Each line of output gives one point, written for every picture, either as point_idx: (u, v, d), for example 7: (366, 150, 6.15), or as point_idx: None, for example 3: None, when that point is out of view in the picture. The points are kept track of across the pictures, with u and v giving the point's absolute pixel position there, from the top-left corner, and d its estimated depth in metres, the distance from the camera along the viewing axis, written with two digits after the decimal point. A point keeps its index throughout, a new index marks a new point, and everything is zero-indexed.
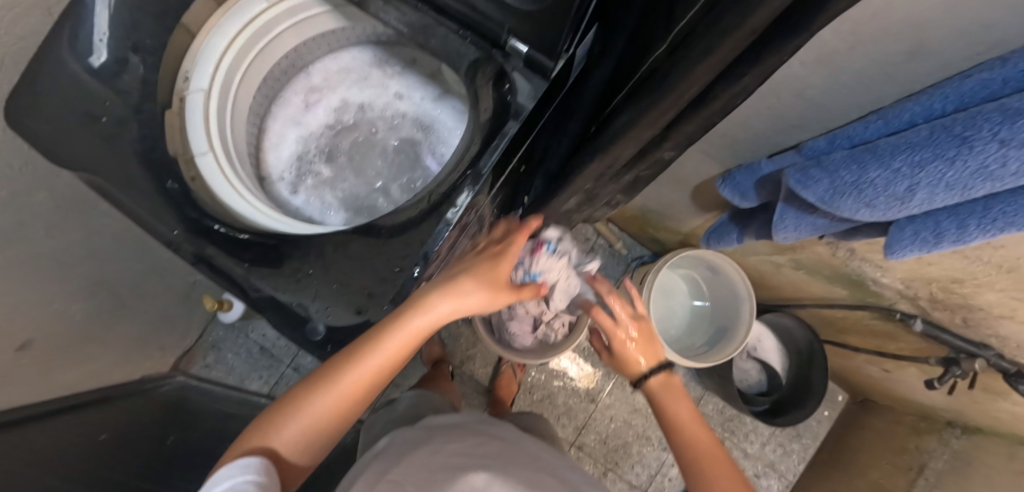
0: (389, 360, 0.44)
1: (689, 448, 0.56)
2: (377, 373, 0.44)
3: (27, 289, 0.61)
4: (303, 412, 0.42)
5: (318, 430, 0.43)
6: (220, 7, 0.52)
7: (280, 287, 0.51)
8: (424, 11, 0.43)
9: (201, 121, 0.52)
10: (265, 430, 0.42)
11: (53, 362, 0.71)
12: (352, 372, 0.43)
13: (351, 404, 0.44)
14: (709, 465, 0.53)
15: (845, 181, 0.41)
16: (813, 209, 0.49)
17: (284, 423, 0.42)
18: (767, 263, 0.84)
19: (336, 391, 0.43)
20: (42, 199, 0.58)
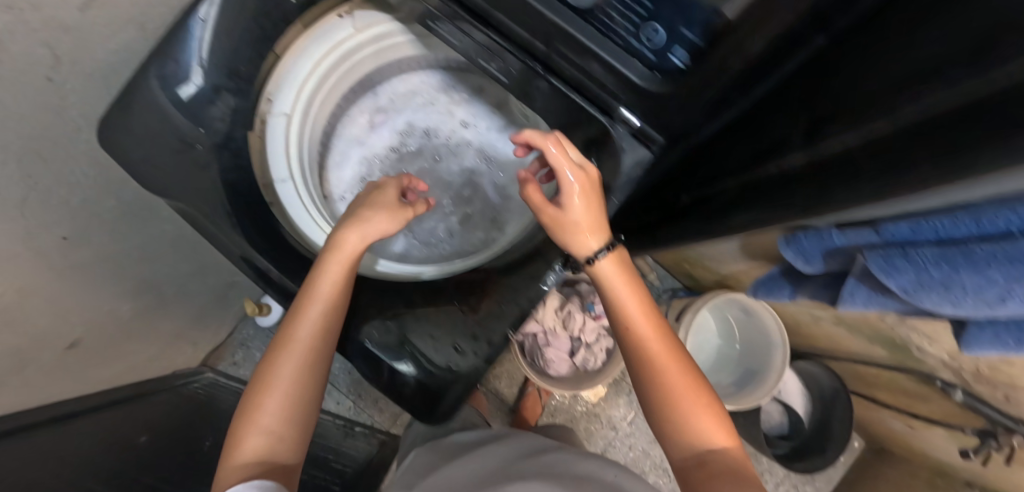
0: (331, 299, 0.46)
1: (642, 357, 0.44)
2: (325, 318, 0.46)
3: (84, 288, 0.62)
4: (269, 390, 0.42)
5: (286, 411, 0.41)
6: (309, 32, 0.52)
7: (374, 331, 0.51)
8: (533, 69, 0.44)
9: (283, 145, 0.53)
10: (242, 421, 0.40)
11: (94, 357, 0.71)
12: (300, 331, 0.45)
13: (306, 371, 0.43)
14: (661, 362, 0.43)
15: (933, 279, 0.36)
16: (884, 289, 0.49)
17: (259, 412, 0.40)
18: (805, 314, 0.85)
19: (294, 352, 0.44)
20: (112, 205, 0.59)
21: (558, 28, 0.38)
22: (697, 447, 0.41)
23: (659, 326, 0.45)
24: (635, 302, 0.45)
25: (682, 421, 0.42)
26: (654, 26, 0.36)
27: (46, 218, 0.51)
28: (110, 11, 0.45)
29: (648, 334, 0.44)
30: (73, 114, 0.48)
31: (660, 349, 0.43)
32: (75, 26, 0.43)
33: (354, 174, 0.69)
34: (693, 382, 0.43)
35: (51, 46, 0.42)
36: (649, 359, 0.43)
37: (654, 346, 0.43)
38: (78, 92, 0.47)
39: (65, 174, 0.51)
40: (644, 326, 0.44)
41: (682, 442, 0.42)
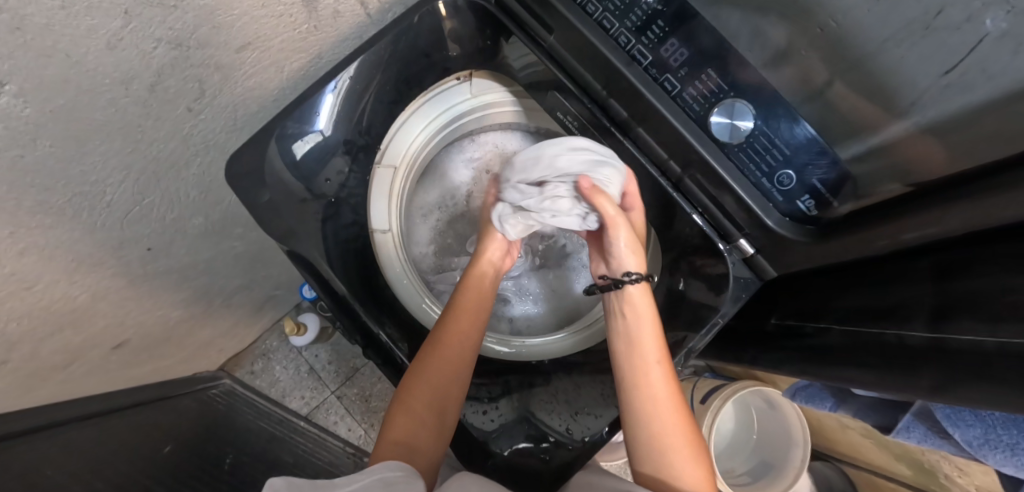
0: (446, 377, 0.45)
1: (643, 405, 0.42)
2: (449, 374, 0.45)
3: (146, 293, 0.62)
4: (419, 385, 0.44)
5: (428, 406, 0.43)
6: (429, 93, 0.54)
7: None
8: (660, 183, 0.49)
9: (385, 196, 0.53)
10: (402, 401, 0.43)
11: (131, 358, 0.70)
12: (421, 384, 0.44)
13: (417, 394, 0.43)
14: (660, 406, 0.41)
15: (1002, 439, 0.43)
16: (944, 434, 0.51)
17: (415, 392, 0.43)
18: (832, 418, 0.85)
19: (437, 374, 0.45)
20: (197, 222, 0.60)
21: (699, 156, 0.43)
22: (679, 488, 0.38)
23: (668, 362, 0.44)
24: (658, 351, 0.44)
25: (652, 418, 0.41)
26: (788, 171, 0.40)
27: (137, 231, 0.52)
28: (260, 53, 0.46)
29: (658, 378, 0.42)
30: (196, 143, 0.49)
31: (660, 393, 0.41)
32: (227, 65, 0.44)
33: (434, 206, 0.67)
34: (683, 421, 0.41)
35: (203, 82, 0.44)
36: (647, 391, 0.42)
37: (660, 383, 0.42)
38: (208, 121, 0.48)
39: (172, 193, 0.52)
40: (656, 354, 0.43)
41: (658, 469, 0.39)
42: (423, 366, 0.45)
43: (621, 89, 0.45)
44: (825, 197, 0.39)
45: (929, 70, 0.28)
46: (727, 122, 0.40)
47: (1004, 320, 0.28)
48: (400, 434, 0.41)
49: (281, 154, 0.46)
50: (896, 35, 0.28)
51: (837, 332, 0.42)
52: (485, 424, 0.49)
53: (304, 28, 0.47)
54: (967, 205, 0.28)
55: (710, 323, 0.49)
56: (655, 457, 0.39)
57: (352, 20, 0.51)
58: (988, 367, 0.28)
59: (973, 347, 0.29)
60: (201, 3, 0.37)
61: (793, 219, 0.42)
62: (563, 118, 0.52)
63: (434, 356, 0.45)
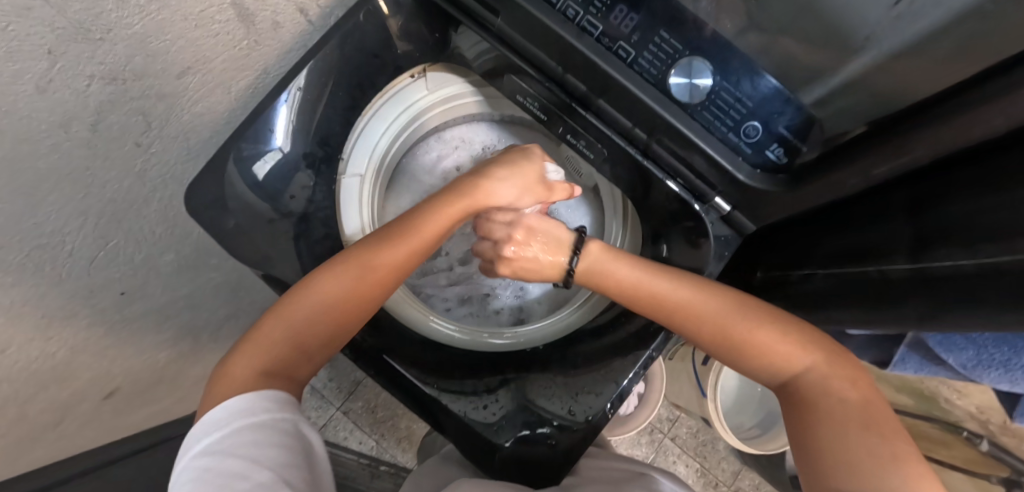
0: (331, 305, 0.41)
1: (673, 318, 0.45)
2: (339, 307, 0.42)
3: (130, 337, 0.61)
4: (296, 307, 0.41)
5: (300, 333, 0.41)
6: (384, 94, 0.53)
7: (448, 396, 0.49)
8: (630, 152, 0.48)
9: (355, 206, 0.53)
10: (279, 322, 0.40)
11: (126, 404, 0.69)
12: (336, 281, 0.42)
13: (296, 329, 0.40)
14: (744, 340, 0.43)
15: (995, 355, 0.44)
16: (941, 360, 0.52)
17: (294, 311, 0.41)
18: (832, 361, 0.88)
19: (319, 295, 0.41)
20: (169, 258, 0.58)
21: (665, 122, 0.42)
22: (790, 370, 0.41)
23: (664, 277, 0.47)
24: (646, 271, 0.47)
25: (749, 347, 0.42)
26: (754, 124, 0.39)
27: (107, 275, 0.51)
28: (203, 77, 0.45)
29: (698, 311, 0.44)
30: (152, 177, 0.48)
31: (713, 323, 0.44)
32: (170, 93, 0.43)
33: (409, 207, 0.67)
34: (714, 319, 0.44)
35: (147, 114, 0.42)
36: (660, 304, 0.46)
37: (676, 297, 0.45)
38: (161, 154, 0.47)
39: (136, 232, 0.51)
40: (642, 275, 0.47)
41: (770, 375, 0.42)
42: (310, 284, 0.41)
43: (577, 63, 0.44)
44: (793, 144, 0.39)
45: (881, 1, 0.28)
46: (687, 82, 0.39)
47: (982, 242, 0.28)
48: (283, 328, 0.40)
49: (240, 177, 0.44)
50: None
51: (819, 274, 0.43)
52: (487, 417, 0.49)
53: (244, 44, 0.46)
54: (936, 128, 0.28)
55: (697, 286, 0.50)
56: (748, 358, 0.43)
57: (293, 29, 0.49)
58: (978, 290, 0.28)
59: (955, 271, 0.30)
60: (129, 30, 0.36)
61: (765, 172, 0.41)
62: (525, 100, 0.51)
63: (324, 281, 0.41)
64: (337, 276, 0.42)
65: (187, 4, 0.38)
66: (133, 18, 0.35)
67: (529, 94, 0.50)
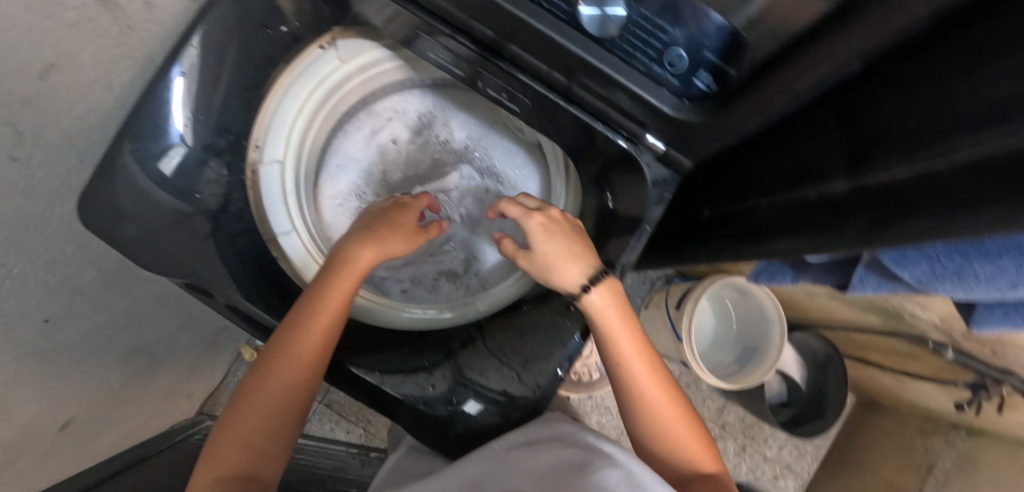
0: (287, 391, 0.40)
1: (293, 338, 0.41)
2: (293, 388, 0.40)
3: (75, 366, 0.57)
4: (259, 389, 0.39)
5: (282, 401, 0.39)
6: (292, 69, 0.49)
7: (393, 380, 0.50)
8: (553, 99, 0.44)
9: (279, 196, 0.51)
10: (244, 406, 0.38)
11: (89, 431, 0.66)
12: (293, 350, 0.41)
13: (286, 402, 0.40)
14: (620, 339, 0.47)
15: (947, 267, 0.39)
16: (896, 278, 0.52)
17: (263, 388, 0.39)
18: (801, 290, 0.88)
19: (275, 380, 0.40)
20: (92, 276, 0.54)
21: (583, 61, 0.38)
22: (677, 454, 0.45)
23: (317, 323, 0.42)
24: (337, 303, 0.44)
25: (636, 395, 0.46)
26: (679, 50, 0.35)
27: (19, 306, 0.47)
28: (72, 73, 0.40)
29: (611, 315, 0.48)
30: (41, 193, 0.43)
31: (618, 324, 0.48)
32: (35, 95, 0.38)
33: (349, 187, 0.65)
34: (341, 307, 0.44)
35: (13, 122, 0.38)
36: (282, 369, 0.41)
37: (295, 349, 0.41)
38: (45, 166, 0.42)
39: (41, 254, 0.47)
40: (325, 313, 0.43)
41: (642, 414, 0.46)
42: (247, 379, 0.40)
43: (478, 6, 0.38)
44: (722, 68, 0.35)
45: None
46: (598, 10, 0.35)
47: (927, 143, 0.27)
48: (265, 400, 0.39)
49: (137, 178, 0.40)
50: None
51: (764, 204, 0.43)
52: (436, 392, 0.51)
53: (113, 30, 0.41)
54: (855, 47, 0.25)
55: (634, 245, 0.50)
56: (667, 452, 0.45)
57: (173, 6, 0.44)
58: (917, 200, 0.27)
59: (894, 183, 0.29)
60: None
61: (691, 101, 0.38)
62: (437, 58, 0.46)
63: (282, 352, 0.41)
64: (271, 377, 0.40)
65: None
66: None
67: (440, 50, 0.45)
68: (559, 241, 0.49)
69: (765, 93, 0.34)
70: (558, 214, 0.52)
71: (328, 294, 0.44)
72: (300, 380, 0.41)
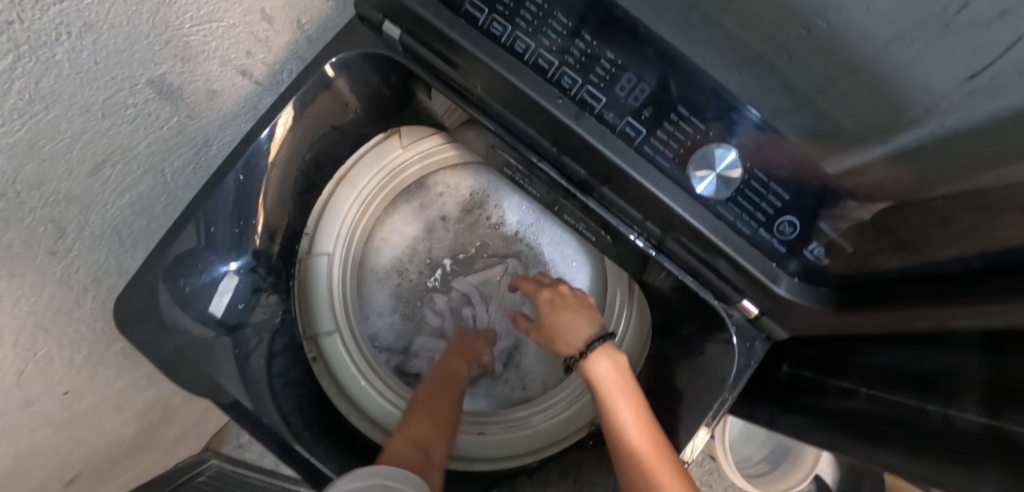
0: (414, 441, 0.42)
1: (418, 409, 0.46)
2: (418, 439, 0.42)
3: (87, 428, 0.55)
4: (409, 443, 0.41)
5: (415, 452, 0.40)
6: (361, 161, 0.50)
7: None
8: (638, 238, 0.42)
9: (324, 290, 0.50)
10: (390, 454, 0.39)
11: (93, 482, 0.63)
12: (417, 419, 0.45)
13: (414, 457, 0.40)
14: (654, 468, 0.37)
15: None
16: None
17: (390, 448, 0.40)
18: None
19: (402, 440, 0.41)
20: (118, 346, 0.52)
21: (678, 216, 0.36)
22: None
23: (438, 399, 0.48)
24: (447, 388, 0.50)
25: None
26: (790, 218, 0.33)
27: (39, 387, 0.44)
28: (127, 166, 0.38)
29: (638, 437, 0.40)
30: (78, 280, 0.41)
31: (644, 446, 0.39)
32: (85, 192, 0.35)
33: (392, 263, 0.62)
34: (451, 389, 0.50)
35: (58, 220, 0.35)
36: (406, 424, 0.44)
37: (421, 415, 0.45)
38: (85, 255, 0.40)
39: (71, 335, 0.44)
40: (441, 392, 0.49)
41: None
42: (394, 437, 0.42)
43: (573, 145, 0.37)
44: (837, 243, 0.33)
45: (948, 71, 0.19)
46: (711, 175, 0.33)
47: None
48: (403, 454, 0.40)
49: (178, 284, 0.37)
50: (901, 36, 0.19)
51: (868, 402, 0.36)
52: None
53: (175, 122, 0.39)
54: (994, 306, 0.24)
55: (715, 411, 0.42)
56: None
57: (237, 93, 0.42)
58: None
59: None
60: (12, 140, 0.28)
61: (802, 279, 0.35)
62: (514, 176, 0.45)
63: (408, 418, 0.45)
64: (402, 431, 0.43)
65: (85, 95, 0.30)
66: (15, 127, 0.27)
67: (522, 171, 0.43)
68: (568, 312, 0.51)
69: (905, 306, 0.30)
70: (568, 289, 0.54)
71: (449, 381, 0.51)
72: (442, 441, 0.44)
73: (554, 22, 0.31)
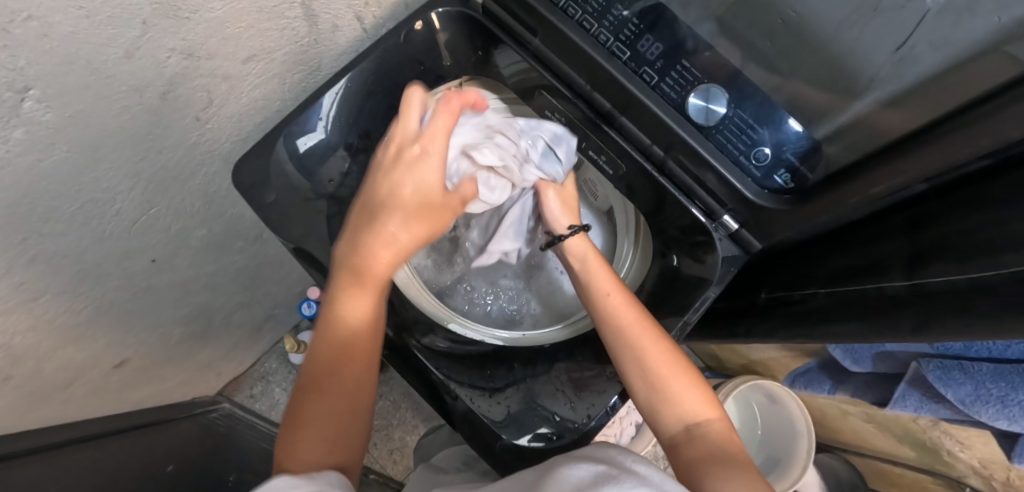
0: (330, 373, 0.41)
1: (332, 325, 0.42)
2: (346, 368, 0.42)
3: (150, 310, 0.63)
4: (333, 352, 0.42)
5: (324, 395, 0.41)
6: (423, 100, 0.58)
7: (459, 382, 0.54)
8: (646, 167, 0.53)
9: None
10: (306, 391, 0.41)
11: (132, 377, 0.70)
12: (334, 340, 0.42)
13: (320, 411, 0.40)
14: (637, 333, 0.48)
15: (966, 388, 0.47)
16: (939, 397, 0.53)
17: (313, 385, 0.41)
18: (834, 406, 0.89)
19: (318, 369, 0.41)
20: (202, 234, 0.61)
21: (683, 141, 0.47)
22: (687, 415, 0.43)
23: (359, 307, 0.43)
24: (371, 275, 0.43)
25: (669, 393, 0.44)
26: (764, 147, 0.44)
27: (142, 243, 0.54)
28: (266, 65, 0.50)
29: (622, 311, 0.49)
30: (203, 152, 0.52)
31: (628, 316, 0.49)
32: (234, 75, 0.47)
33: None
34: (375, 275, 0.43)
35: (210, 91, 0.47)
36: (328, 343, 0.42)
37: (343, 329, 0.42)
38: (215, 131, 0.51)
39: (181, 205, 0.55)
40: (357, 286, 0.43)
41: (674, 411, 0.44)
42: (313, 359, 0.42)
43: (604, 82, 0.48)
44: (800, 170, 0.43)
45: (882, 48, 0.32)
46: (703, 104, 0.44)
47: (967, 258, 0.33)
48: (318, 395, 0.41)
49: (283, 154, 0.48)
50: (849, 20, 0.31)
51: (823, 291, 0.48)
52: (495, 408, 0.54)
53: (305, 42, 0.51)
54: (902, 173, 0.35)
55: (695, 306, 0.56)
56: (664, 395, 0.44)
57: (349, 34, 0.55)
58: (972, 301, 0.32)
59: (948, 286, 0.34)
60: (211, 15, 0.40)
61: (771, 192, 0.46)
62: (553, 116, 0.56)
63: (326, 337, 0.42)
64: (323, 348, 0.42)
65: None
66: (217, 4, 0.40)
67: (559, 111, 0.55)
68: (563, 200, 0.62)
69: (842, 196, 0.41)
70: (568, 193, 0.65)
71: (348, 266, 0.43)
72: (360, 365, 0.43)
73: None
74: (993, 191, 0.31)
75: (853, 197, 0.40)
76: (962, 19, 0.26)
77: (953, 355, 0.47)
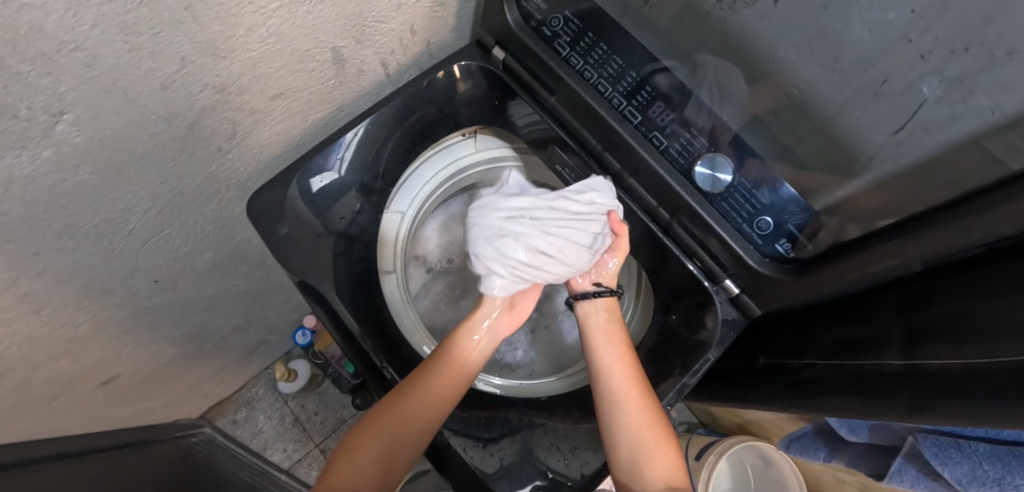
0: (399, 445, 0.48)
1: (416, 403, 0.49)
2: (402, 443, 0.48)
3: (146, 329, 0.63)
4: (398, 420, 0.48)
5: (383, 455, 0.47)
6: (438, 147, 0.62)
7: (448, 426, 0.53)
8: (651, 227, 0.55)
9: (390, 242, 0.60)
10: (364, 437, 0.47)
11: (117, 396, 0.68)
12: (411, 412, 0.49)
13: (365, 455, 0.46)
14: (620, 393, 0.49)
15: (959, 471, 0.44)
16: (936, 475, 0.50)
17: (374, 440, 0.47)
18: (829, 473, 0.85)
19: (388, 437, 0.47)
20: (208, 258, 0.62)
21: (689, 206, 0.48)
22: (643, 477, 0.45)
23: (443, 400, 0.50)
24: (455, 374, 0.52)
25: (633, 450, 0.46)
26: (766, 217, 0.45)
27: (149, 264, 0.54)
28: (291, 103, 0.52)
29: (620, 380, 0.50)
30: (221, 179, 0.54)
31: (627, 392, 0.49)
32: (261, 110, 0.50)
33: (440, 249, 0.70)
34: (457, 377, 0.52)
35: (236, 124, 0.49)
36: (400, 411, 0.49)
37: (424, 408, 0.49)
38: (234, 161, 0.53)
39: (191, 228, 0.56)
40: (448, 382, 0.51)
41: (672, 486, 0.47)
42: (380, 419, 0.48)
43: (615, 142, 0.50)
44: (801, 241, 0.44)
45: (882, 130, 0.33)
46: (710, 172, 0.46)
47: (964, 343, 0.33)
48: (364, 452, 0.47)
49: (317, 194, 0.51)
50: (850, 100, 0.34)
51: (822, 366, 0.48)
52: (485, 456, 0.53)
53: (331, 84, 0.54)
54: (890, 255, 0.37)
55: (696, 366, 0.55)
56: (620, 453, 0.47)
57: (373, 78, 0.58)
58: (963, 385, 0.32)
59: (944, 369, 0.34)
60: (247, 55, 0.43)
61: (772, 260, 0.46)
62: (562, 171, 0.58)
63: (404, 413, 0.49)
64: (398, 418, 0.48)
65: (297, 43, 0.46)
66: (254, 46, 0.42)
67: (573, 172, 0.57)
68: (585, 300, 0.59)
69: (844, 276, 0.42)
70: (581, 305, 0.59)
71: (453, 363, 0.53)
72: (415, 447, 0.49)
73: (612, 62, 0.47)
74: (996, 275, 0.31)
75: (854, 274, 0.41)
76: (957, 109, 0.28)
77: (951, 433, 0.46)
